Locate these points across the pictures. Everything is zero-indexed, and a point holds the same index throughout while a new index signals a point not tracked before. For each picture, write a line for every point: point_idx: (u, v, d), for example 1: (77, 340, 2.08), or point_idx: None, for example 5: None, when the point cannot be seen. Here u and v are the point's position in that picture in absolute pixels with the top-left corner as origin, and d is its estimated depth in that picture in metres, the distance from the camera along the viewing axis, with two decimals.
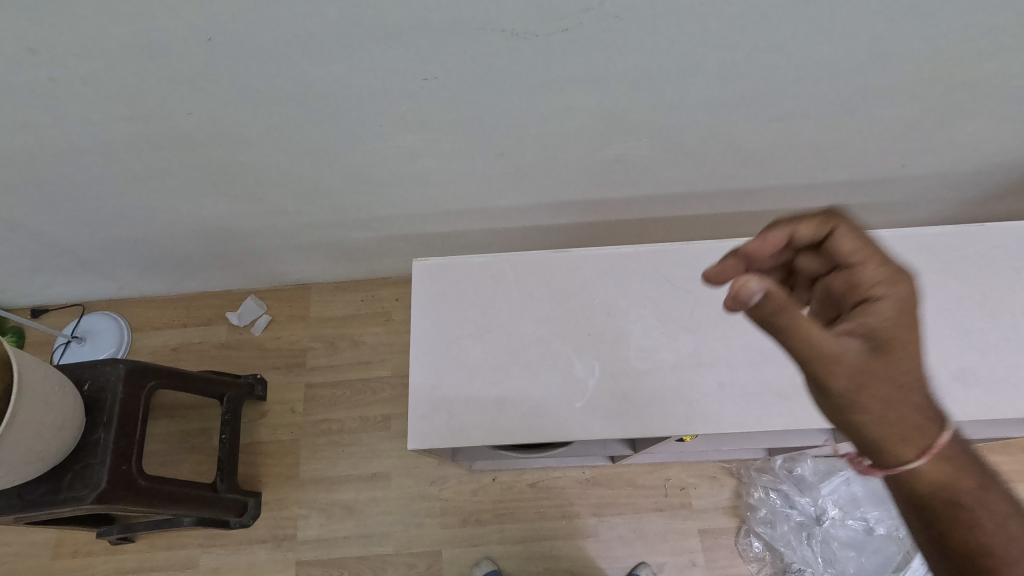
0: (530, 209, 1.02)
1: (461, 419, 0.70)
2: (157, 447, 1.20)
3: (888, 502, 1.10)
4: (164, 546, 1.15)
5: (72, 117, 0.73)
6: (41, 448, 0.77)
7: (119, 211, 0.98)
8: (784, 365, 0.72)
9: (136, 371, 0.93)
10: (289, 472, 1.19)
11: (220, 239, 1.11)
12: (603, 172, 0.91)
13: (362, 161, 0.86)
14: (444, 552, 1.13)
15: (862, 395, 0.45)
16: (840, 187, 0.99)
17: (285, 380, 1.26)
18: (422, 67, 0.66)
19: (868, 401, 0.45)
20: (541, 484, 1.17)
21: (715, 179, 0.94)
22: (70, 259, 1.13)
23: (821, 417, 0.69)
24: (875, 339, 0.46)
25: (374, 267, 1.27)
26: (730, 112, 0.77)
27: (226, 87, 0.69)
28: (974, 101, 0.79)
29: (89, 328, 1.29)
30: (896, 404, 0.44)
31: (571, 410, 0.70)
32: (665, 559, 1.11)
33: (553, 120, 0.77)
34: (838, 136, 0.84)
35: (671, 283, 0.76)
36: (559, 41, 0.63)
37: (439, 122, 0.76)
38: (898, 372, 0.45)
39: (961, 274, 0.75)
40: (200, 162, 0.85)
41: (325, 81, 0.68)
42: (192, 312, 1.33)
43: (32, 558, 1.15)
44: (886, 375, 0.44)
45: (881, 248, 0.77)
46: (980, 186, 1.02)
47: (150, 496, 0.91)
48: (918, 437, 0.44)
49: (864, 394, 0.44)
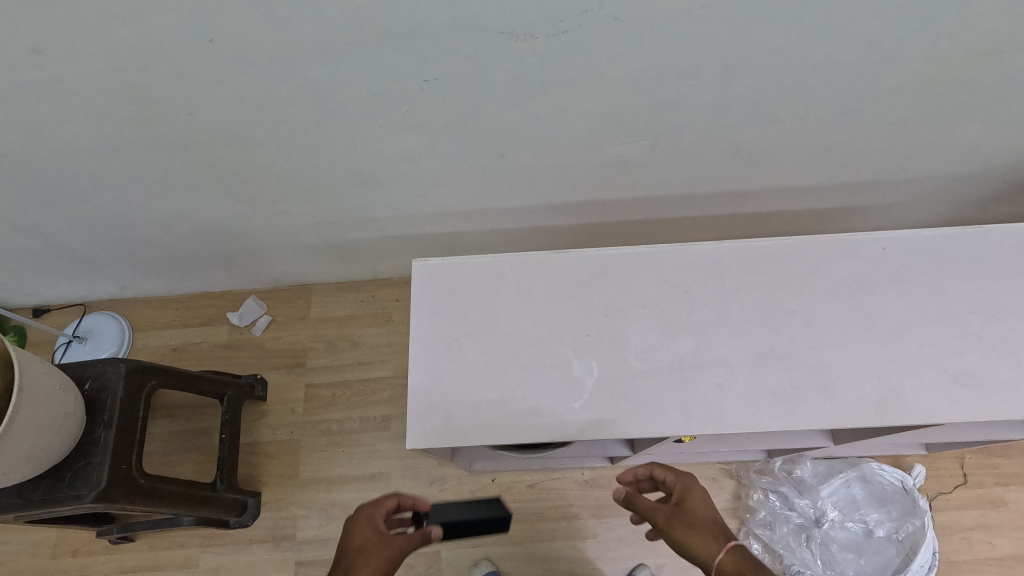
0: (530, 210, 1.02)
1: (460, 419, 0.70)
2: (157, 447, 1.21)
3: (888, 504, 1.10)
4: (164, 546, 1.15)
5: (75, 117, 0.73)
6: (41, 447, 0.77)
7: (121, 211, 0.98)
8: (782, 366, 0.72)
9: (137, 370, 0.93)
10: (288, 472, 1.19)
11: (221, 240, 1.11)
12: (603, 174, 0.91)
13: (362, 161, 0.86)
14: (443, 553, 1.13)
15: (670, 529, 0.70)
16: (839, 189, 0.99)
17: (285, 380, 1.27)
18: (422, 69, 0.66)
19: (676, 533, 0.69)
20: (540, 485, 1.17)
21: (714, 181, 0.95)
22: (72, 259, 1.13)
23: (820, 419, 0.68)
24: (677, 497, 0.74)
25: (374, 268, 1.28)
26: (729, 114, 0.78)
27: (228, 87, 0.69)
28: (973, 104, 0.79)
29: (90, 327, 1.30)
30: (693, 529, 0.69)
31: (570, 410, 0.70)
32: (664, 561, 1.11)
33: (553, 121, 0.77)
34: (837, 138, 0.85)
35: (670, 285, 0.77)
36: (558, 43, 0.63)
37: (439, 123, 0.77)
38: (689, 509, 0.72)
39: (961, 276, 0.75)
40: (201, 162, 0.85)
41: (326, 82, 0.68)
42: (193, 312, 1.33)
43: (32, 557, 1.15)
44: (681, 515, 0.71)
45: (880, 249, 0.77)
46: (979, 189, 1.02)
47: (149, 495, 0.91)
48: (713, 545, 0.67)
49: (671, 526, 0.70)
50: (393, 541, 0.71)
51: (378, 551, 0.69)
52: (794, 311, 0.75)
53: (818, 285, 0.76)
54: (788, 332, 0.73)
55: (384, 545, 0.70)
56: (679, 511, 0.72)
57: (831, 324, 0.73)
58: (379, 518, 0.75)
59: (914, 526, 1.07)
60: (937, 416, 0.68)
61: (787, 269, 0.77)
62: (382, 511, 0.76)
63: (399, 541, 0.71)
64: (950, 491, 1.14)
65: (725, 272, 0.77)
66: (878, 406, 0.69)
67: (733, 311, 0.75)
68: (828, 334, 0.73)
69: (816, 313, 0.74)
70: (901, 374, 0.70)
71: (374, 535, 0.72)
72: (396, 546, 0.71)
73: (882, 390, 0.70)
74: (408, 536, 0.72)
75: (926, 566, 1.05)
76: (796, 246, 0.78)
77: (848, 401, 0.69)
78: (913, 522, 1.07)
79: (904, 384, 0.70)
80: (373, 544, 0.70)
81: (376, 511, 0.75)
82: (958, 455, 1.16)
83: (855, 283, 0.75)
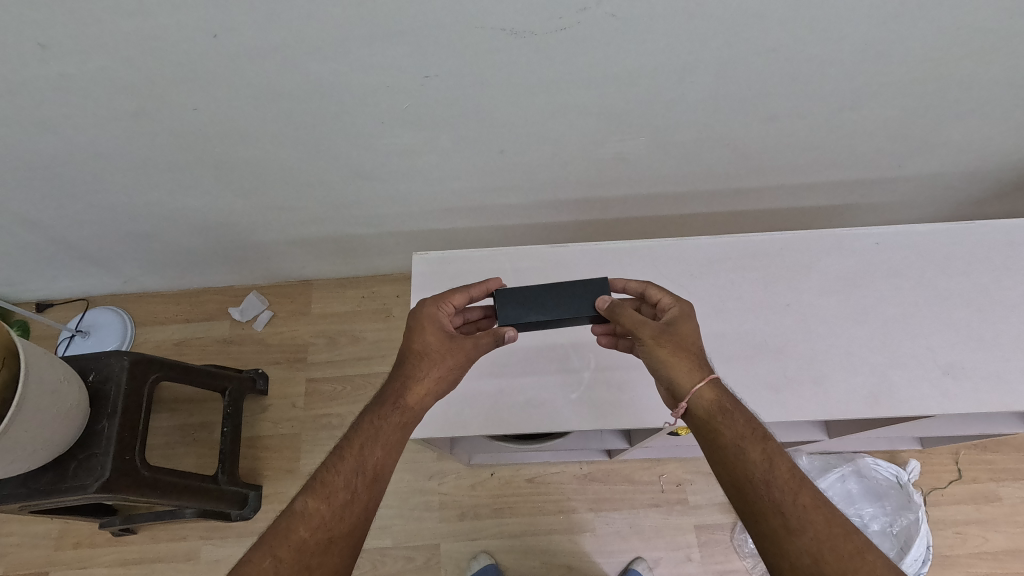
0: (529, 206, 1.03)
1: (459, 409, 0.71)
2: (159, 440, 1.22)
3: (883, 499, 1.11)
4: (165, 538, 1.16)
5: (81, 112, 0.75)
6: (46, 437, 0.78)
7: (124, 206, 0.99)
8: (776, 359, 0.73)
9: (140, 363, 0.94)
10: (289, 466, 1.20)
11: (224, 235, 1.12)
12: (601, 170, 0.92)
13: (364, 157, 0.87)
14: (442, 545, 1.14)
15: (656, 346, 0.61)
16: (834, 187, 1.00)
17: (286, 374, 1.28)
18: (423, 65, 0.67)
19: (659, 352, 0.61)
20: (539, 479, 1.18)
21: (711, 178, 0.96)
22: (75, 254, 1.15)
23: (813, 410, 0.70)
24: (669, 324, 0.63)
25: (375, 264, 1.29)
26: (725, 111, 0.79)
27: (232, 83, 0.70)
28: (966, 102, 0.80)
29: (93, 322, 1.31)
30: (680, 351, 0.61)
31: (568, 401, 0.71)
32: (662, 554, 1.12)
33: (552, 118, 0.78)
34: (832, 136, 0.86)
35: (666, 278, 0.78)
36: (557, 39, 0.64)
37: (440, 120, 0.78)
38: (681, 337, 0.62)
39: (953, 271, 0.76)
40: (205, 157, 0.87)
41: (329, 78, 0.69)
42: (195, 307, 1.34)
43: (35, 549, 1.16)
44: (671, 336, 0.61)
45: (872, 244, 0.78)
46: (972, 187, 1.03)
47: (153, 486, 0.92)
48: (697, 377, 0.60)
49: (656, 345, 0.61)
50: (460, 348, 0.65)
51: (444, 360, 0.65)
52: (788, 304, 0.76)
53: (811, 279, 0.77)
54: (782, 324, 0.75)
55: (449, 353, 0.65)
56: (670, 331, 0.62)
57: (825, 318, 0.75)
58: (445, 316, 0.68)
59: (908, 520, 1.08)
60: (928, 408, 0.69)
61: (781, 263, 0.78)
62: (448, 308, 0.68)
63: (468, 346, 0.65)
64: (944, 486, 1.15)
65: (720, 266, 0.78)
66: (871, 398, 0.70)
67: (727, 304, 0.76)
68: (821, 327, 0.74)
69: (809, 306, 0.75)
70: (892, 366, 0.71)
71: (440, 340, 0.66)
72: (463, 352, 0.65)
73: (875, 382, 0.71)
74: (478, 340, 0.66)
75: (920, 560, 1.06)
76: (790, 241, 0.79)
77: (841, 393, 0.70)
78: (908, 516, 1.08)
79: (896, 376, 0.71)
80: (437, 352, 0.65)
81: (442, 310, 0.68)
82: (952, 451, 1.17)
83: (848, 278, 0.77)
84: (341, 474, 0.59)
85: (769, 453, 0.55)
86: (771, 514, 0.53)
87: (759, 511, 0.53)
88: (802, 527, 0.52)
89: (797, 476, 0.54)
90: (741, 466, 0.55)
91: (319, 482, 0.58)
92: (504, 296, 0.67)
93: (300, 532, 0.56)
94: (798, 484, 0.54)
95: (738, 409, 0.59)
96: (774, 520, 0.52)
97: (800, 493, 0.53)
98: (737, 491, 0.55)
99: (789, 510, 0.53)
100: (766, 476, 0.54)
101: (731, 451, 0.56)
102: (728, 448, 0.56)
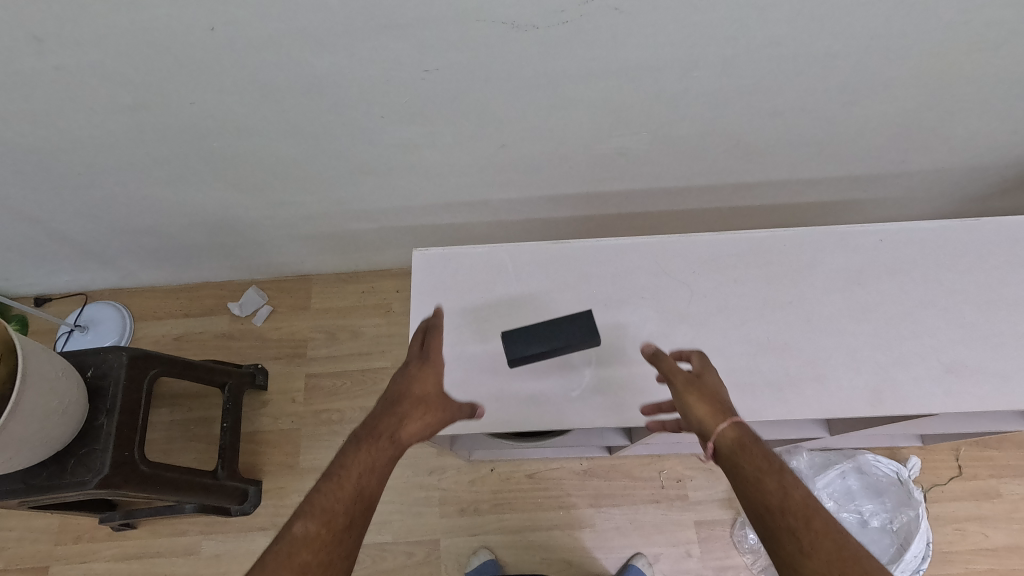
0: (530, 201, 1.03)
1: (460, 407, 0.71)
2: (159, 435, 1.22)
3: (883, 495, 1.11)
4: (166, 533, 1.16)
5: (77, 106, 0.74)
6: (45, 434, 0.78)
7: (122, 200, 0.98)
8: (779, 357, 0.72)
9: (139, 358, 0.94)
10: (289, 461, 1.20)
11: (223, 230, 1.11)
12: (602, 166, 0.92)
13: (363, 152, 0.87)
14: (442, 541, 1.14)
15: (685, 394, 0.63)
16: (838, 182, 1.00)
17: (286, 370, 1.27)
18: (423, 58, 0.66)
19: (685, 398, 0.62)
20: (539, 475, 1.18)
21: (714, 173, 0.95)
22: (73, 248, 1.14)
23: (815, 409, 0.69)
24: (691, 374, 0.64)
25: (374, 259, 1.28)
26: (729, 106, 0.78)
27: (230, 76, 0.69)
28: (972, 97, 0.79)
29: (92, 317, 1.30)
30: (704, 398, 0.61)
31: (569, 398, 0.71)
32: (662, 550, 1.12)
33: (553, 112, 0.78)
34: (836, 130, 0.85)
35: (668, 274, 0.77)
36: (558, 33, 0.63)
37: (441, 114, 0.77)
38: (706, 384, 0.63)
39: (958, 268, 0.75)
40: (203, 151, 0.86)
41: (327, 72, 0.68)
42: (194, 302, 1.34)
43: (35, 544, 1.16)
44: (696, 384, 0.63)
45: (877, 241, 0.77)
46: (976, 182, 1.03)
47: (152, 482, 0.92)
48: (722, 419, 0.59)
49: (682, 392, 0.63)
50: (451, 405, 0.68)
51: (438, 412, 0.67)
52: (792, 302, 0.75)
53: (815, 276, 0.76)
54: (784, 322, 0.74)
55: (442, 406, 0.67)
56: (699, 380, 0.63)
57: (829, 315, 0.74)
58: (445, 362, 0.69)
59: (908, 516, 1.08)
60: (931, 407, 0.68)
61: (785, 260, 0.77)
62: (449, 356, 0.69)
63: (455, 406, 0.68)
64: (944, 483, 1.15)
65: (722, 263, 0.78)
66: (874, 396, 0.70)
67: (730, 302, 0.75)
68: (823, 325, 0.74)
69: (812, 305, 0.75)
70: (896, 365, 0.71)
71: (436, 388, 0.67)
72: (452, 409, 0.68)
73: (877, 381, 0.70)
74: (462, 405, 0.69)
75: (920, 557, 1.06)
76: (793, 237, 0.79)
77: (843, 391, 0.70)
78: (908, 513, 1.08)
79: (899, 375, 0.70)
80: (433, 399, 0.67)
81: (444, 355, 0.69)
82: (953, 447, 1.17)
83: (852, 274, 0.76)
84: (341, 501, 0.59)
85: (786, 484, 0.55)
86: (784, 539, 0.53)
87: (774, 537, 0.54)
88: (814, 553, 0.51)
89: (810, 503, 0.54)
90: (757, 496, 0.55)
91: (318, 508, 0.59)
92: (508, 334, 0.71)
93: (301, 554, 0.56)
94: (810, 509, 0.53)
95: (767, 449, 0.58)
96: (788, 545, 0.53)
97: (812, 519, 0.53)
98: (759, 522, 0.56)
99: (801, 536, 0.52)
100: (780, 504, 0.54)
101: (749, 483, 0.56)
102: (746, 482, 0.56)
